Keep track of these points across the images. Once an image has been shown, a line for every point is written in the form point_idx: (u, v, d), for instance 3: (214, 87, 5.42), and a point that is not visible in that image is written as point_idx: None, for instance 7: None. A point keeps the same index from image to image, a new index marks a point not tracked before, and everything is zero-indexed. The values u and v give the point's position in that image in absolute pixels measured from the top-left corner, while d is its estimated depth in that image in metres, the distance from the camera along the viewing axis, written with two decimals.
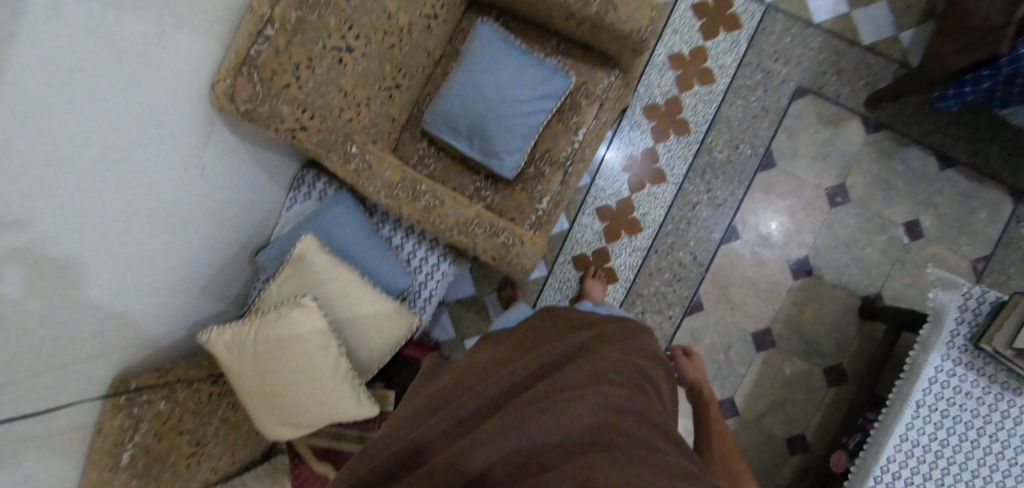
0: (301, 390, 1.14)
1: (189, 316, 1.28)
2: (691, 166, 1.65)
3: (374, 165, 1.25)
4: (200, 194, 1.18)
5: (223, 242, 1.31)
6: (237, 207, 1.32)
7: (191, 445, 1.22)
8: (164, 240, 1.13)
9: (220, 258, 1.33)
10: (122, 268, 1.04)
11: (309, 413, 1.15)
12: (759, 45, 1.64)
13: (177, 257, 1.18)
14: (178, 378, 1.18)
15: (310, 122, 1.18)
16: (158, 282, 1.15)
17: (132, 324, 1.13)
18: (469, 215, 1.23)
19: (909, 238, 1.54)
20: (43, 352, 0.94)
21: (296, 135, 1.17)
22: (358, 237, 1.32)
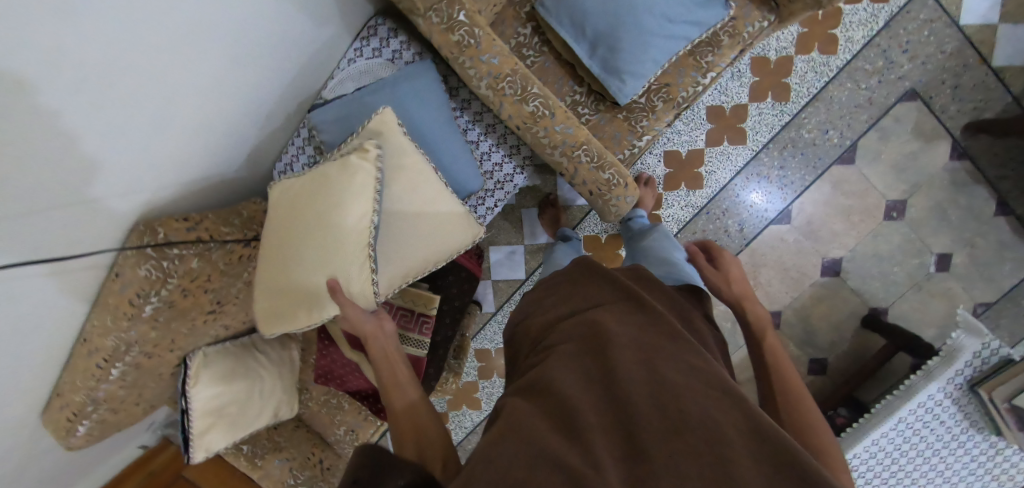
0: (330, 263, 0.93)
1: (221, 161, 1.09)
2: (775, 137, 1.55)
3: (483, 46, 1.02)
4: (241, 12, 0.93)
5: (269, 89, 1.10)
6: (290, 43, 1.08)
7: (212, 304, 1.12)
8: (217, 68, 0.94)
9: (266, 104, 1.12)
10: (167, 84, 0.86)
11: (313, 278, 0.95)
12: (896, 29, 1.49)
13: (228, 93, 1.00)
14: (212, 237, 1.04)
15: None
16: (202, 118, 0.97)
17: (154, 162, 0.92)
18: (579, 138, 1.04)
19: (935, 268, 1.61)
20: (46, 183, 0.75)
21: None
22: (437, 124, 1.11)
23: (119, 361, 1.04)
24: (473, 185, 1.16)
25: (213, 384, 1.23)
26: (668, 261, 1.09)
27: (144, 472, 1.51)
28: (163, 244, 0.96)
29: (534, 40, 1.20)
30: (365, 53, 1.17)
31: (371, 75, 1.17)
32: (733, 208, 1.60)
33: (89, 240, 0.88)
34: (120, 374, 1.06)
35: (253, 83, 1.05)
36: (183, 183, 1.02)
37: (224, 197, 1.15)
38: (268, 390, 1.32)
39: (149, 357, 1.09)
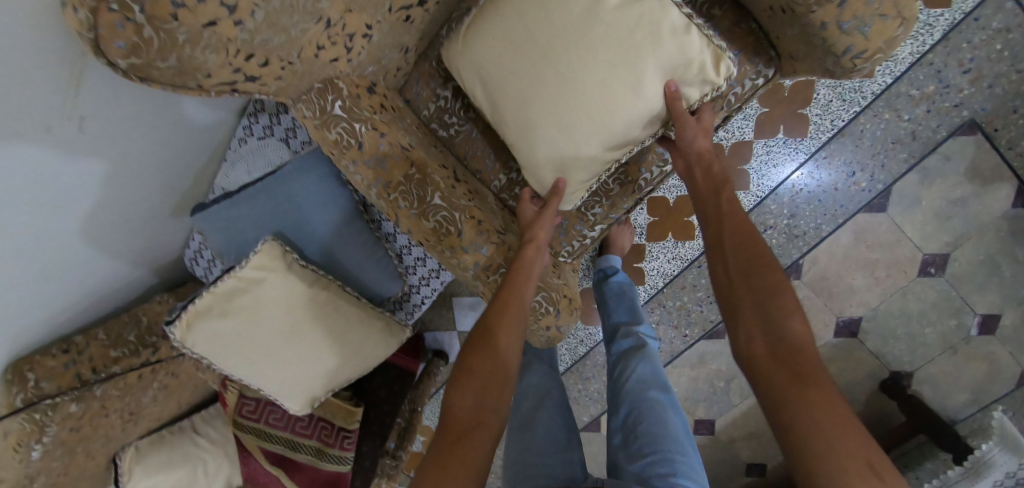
0: (550, 133, 0.74)
1: (105, 279, 0.98)
2: (785, 180, 1.28)
3: (367, 147, 0.81)
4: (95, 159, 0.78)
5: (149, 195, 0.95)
6: (168, 147, 0.91)
7: (121, 418, 1.05)
8: (58, 218, 0.80)
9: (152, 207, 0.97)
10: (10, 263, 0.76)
11: (580, 118, 0.72)
12: (956, 42, 1.14)
13: (82, 229, 0.86)
14: (96, 371, 0.95)
15: (264, 69, 0.70)
16: (51, 263, 0.84)
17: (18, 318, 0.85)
18: (495, 260, 0.85)
19: (977, 330, 1.34)
20: None
21: (238, 88, 0.70)
22: (338, 227, 0.95)
23: None
24: (393, 284, 1.01)
25: (146, 477, 1.18)
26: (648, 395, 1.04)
27: None
28: (34, 401, 0.89)
29: (457, 104, 0.97)
30: (256, 132, 0.99)
31: (263, 158, 0.99)
32: None
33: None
34: None
35: (121, 206, 0.90)
36: (50, 319, 0.92)
37: (114, 302, 1.05)
38: (212, 471, 1.27)
39: (63, 474, 1.04)
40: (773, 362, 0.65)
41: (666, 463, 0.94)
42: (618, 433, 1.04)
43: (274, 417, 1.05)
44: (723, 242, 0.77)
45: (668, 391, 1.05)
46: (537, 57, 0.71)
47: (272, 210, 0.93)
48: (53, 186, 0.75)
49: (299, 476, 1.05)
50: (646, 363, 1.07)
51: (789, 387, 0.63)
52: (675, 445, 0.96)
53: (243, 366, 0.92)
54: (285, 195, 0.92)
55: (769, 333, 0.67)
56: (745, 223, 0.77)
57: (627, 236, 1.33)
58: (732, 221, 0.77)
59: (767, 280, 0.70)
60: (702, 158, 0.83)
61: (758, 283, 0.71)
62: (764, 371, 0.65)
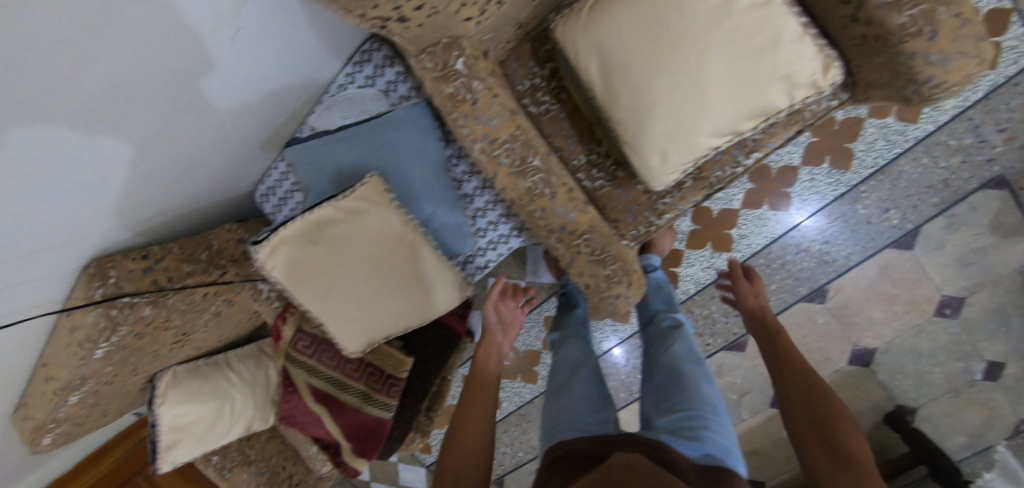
0: (659, 109, 0.80)
1: (192, 196, 1.03)
2: (823, 209, 1.37)
3: (480, 104, 0.88)
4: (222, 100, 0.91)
5: (242, 122, 0.99)
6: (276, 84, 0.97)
7: (176, 335, 1.08)
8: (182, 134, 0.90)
9: (247, 134, 1.03)
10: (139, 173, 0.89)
11: (691, 104, 0.79)
12: (996, 102, 1.25)
13: (177, 139, 0.90)
14: (171, 282, 0.99)
15: (413, 14, 0.76)
16: (142, 163, 0.88)
17: (124, 217, 0.93)
18: (580, 226, 0.91)
19: (982, 376, 1.42)
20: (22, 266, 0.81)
21: (388, 25, 0.76)
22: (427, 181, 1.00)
23: (75, 390, 1.00)
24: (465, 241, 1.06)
25: (180, 403, 1.21)
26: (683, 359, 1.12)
27: (135, 437, 1.56)
28: (113, 296, 0.92)
29: (550, 84, 1.04)
30: (358, 80, 1.05)
31: (361, 105, 1.05)
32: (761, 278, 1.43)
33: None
34: (79, 398, 1.03)
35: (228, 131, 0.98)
36: (127, 223, 0.95)
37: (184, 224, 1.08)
38: (238, 411, 1.27)
39: (108, 383, 1.05)
40: (833, 467, 0.84)
41: (697, 418, 1.01)
42: (651, 397, 1.12)
43: (326, 355, 1.09)
44: (784, 374, 0.97)
45: (700, 364, 1.12)
46: (666, 50, 0.78)
47: (369, 154, 0.98)
48: (161, 85, 0.80)
49: (341, 417, 1.09)
50: (680, 341, 1.15)
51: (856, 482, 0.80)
52: (706, 406, 1.03)
53: (317, 300, 0.95)
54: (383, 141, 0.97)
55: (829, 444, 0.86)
56: (794, 356, 1.00)
57: (669, 240, 1.40)
58: (784, 354, 1.00)
59: (828, 411, 0.89)
60: (753, 314, 1.11)
61: (814, 413, 0.90)
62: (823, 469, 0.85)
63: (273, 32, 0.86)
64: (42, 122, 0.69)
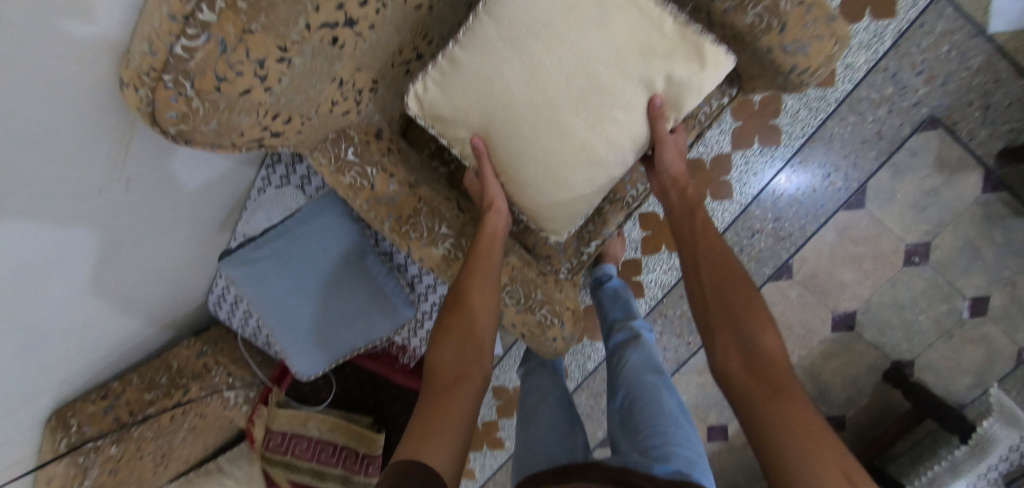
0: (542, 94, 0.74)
1: (150, 325, 1.09)
2: (765, 189, 1.36)
3: (379, 187, 0.93)
4: (166, 257, 1.01)
5: (171, 270, 1.05)
6: (203, 210, 1.04)
7: (155, 462, 1.11)
8: (137, 296, 1.00)
9: (186, 260, 1.08)
10: (101, 340, 0.98)
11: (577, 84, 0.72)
12: (905, 48, 1.24)
13: (118, 313, 0.98)
14: (133, 417, 1.03)
15: (284, 126, 0.82)
16: (58, 350, 0.89)
17: (86, 372, 1.00)
18: (502, 278, 0.94)
19: (969, 313, 1.39)
20: None
21: (264, 142, 0.83)
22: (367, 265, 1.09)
23: None
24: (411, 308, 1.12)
25: None
26: (653, 372, 1.10)
27: None
28: (78, 444, 0.96)
29: None
30: (274, 181, 1.11)
31: (281, 203, 1.12)
32: None
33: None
34: None
35: (173, 277, 1.07)
36: (86, 371, 0.99)
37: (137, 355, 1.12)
38: None
39: None
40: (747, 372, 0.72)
41: (659, 435, 0.97)
42: (617, 414, 1.10)
43: (299, 448, 1.11)
44: (701, 268, 0.84)
45: (663, 375, 1.10)
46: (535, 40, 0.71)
47: (305, 253, 1.05)
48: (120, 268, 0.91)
49: None
50: (639, 352, 1.14)
51: (763, 399, 0.68)
52: (669, 421, 1.00)
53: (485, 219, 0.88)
54: (318, 236, 1.05)
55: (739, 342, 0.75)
56: (722, 251, 0.85)
57: (620, 246, 1.40)
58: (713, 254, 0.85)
59: (741, 302, 0.78)
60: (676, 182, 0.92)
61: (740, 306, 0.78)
62: (742, 390, 0.71)
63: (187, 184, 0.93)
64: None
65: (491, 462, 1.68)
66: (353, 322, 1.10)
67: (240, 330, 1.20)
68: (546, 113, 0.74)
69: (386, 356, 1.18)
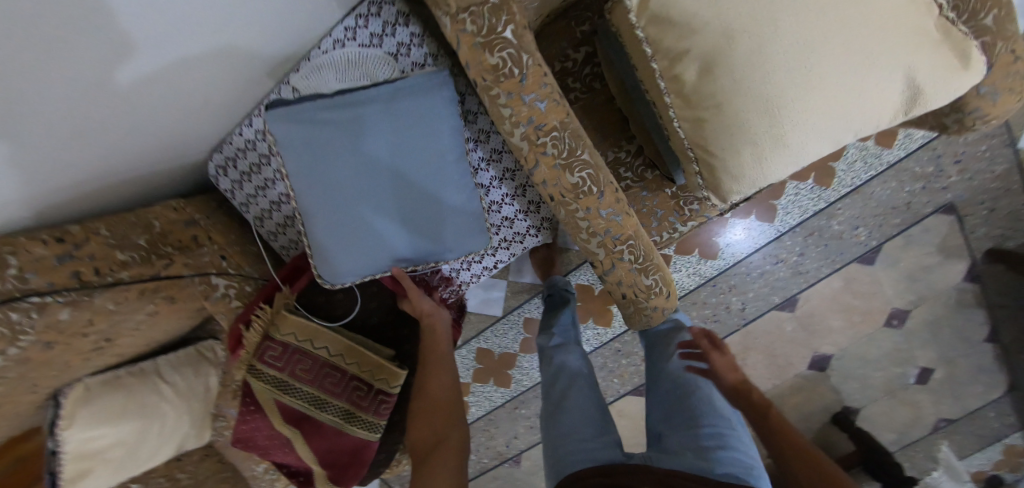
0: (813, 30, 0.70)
1: (141, 163, 0.87)
2: (802, 223, 1.42)
3: (529, 82, 0.80)
4: (185, 94, 0.81)
5: (192, 102, 0.83)
6: (257, 31, 0.80)
7: (96, 343, 0.84)
8: (138, 133, 0.81)
9: (212, 93, 0.85)
10: (82, 171, 0.79)
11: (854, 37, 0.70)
12: (955, 136, 1.37)
13: (106, 145, 0.78)
14: (101, 273, 0.79)
15: None
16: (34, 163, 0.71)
17: (60, 198, 0.79)
18: (626, 230, 0.88)
19: (914, 380, 1.57)
20: None
21: None
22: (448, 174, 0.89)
23: None
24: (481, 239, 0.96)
25: (93, 426, 0.93)
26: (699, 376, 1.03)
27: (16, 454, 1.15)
28: (15, 296, 0.70)
29: (583, 69, 1.01)
30: (359, 38, 0.88)
31: (364, 69, 0.91)
32: (740, 286, 1.47)
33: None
34: None
35: (188, 113, 0.85)
36: (53, 193, 0.77)
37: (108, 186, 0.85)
38: (169, 429, 1.03)
39: None
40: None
41: (716, 437, 0.96)
42: (659, 407, 1.06)
43: (300, 368, 0.92)
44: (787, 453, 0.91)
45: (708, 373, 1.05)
46: None
47: (384, 134, 0.84)
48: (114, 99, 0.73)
49: (316, 440, 0.94)
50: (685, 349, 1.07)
51: None
52: (723, 421, 0.98)
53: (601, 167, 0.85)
54: (407, 118, 0.84)
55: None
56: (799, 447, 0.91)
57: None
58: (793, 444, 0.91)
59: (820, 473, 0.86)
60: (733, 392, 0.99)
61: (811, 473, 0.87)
62: None
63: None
64: None
65: None
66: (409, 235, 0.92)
67: (248, 206, 1.00)
68: (812, 57, 0.70)
69: (424, 285, 1.04)
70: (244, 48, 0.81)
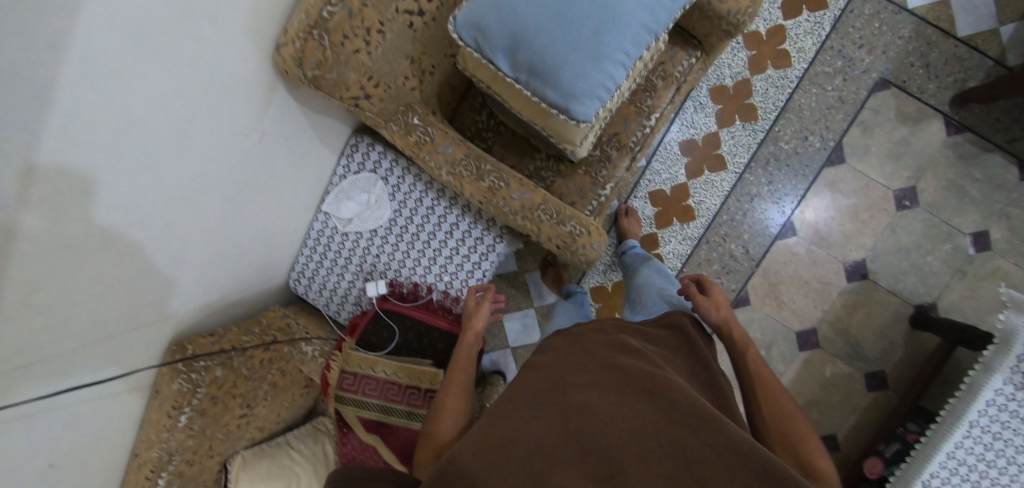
0: None
1: (247, 295, 1.30)
2: (754, 156, 1.56)
3: (439, 140, 1.14)
4: (268, 180, 1.16)
5: (261, 241, 1.24)
6: (283, 193, 1.23)
7: (242, 408, 1.24)
8: (249, 215, 1.16)
9: (280, 238, 1.30)
10: (204, 270, 1.12)
11: None
12: (844, 28, 1.50)
13: (237, 228, 1.15)
14: (233, 346, 1.17)
15: (375, 91, 1.07)
16: (182, 301, 1.10)
17: (200, 320, 1.18)
18: (536, 201, 1.11)
19: (975, 249, 1.50)
20: (110, 344, 0.95)
21: (359, 103, 1.07)
22: None
23: (163, 471, 1.13)
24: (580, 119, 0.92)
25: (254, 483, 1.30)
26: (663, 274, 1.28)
27: None
28: (192, 361, 1.09)
29: (489, 122, 1.31)
30: (353, 168, 1.32)
31: (356, 185, 1.32)
32: (732, 232, 1.58)
33: (102, 361, 0.95)
34: (166, 483, 1.15)
35: (264, 249, 1.27)
36: (190, 326, 1.15)
37: (230, 317, 1.28)
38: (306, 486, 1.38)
39: (189, 463, 1.20)
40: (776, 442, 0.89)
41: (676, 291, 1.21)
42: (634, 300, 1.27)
43: (370, 387, 1.23)
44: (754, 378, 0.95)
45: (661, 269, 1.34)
46: None
47: None
48: (232, 164, 1.04)
49: (393, 439, 1.22)
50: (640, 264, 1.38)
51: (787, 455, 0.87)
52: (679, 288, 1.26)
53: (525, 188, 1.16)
54: None
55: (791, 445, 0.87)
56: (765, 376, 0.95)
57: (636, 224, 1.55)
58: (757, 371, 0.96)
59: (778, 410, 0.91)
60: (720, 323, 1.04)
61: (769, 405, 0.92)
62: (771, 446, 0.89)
63: (274, 160, 1.14)
64: (105, 323, 0.93)
65: None
66: (541, 40, 0.86)
67: (319, 304, 1.41)
68: None
69: (442, 309, 1.33)
70: (287, 198, 1.24)
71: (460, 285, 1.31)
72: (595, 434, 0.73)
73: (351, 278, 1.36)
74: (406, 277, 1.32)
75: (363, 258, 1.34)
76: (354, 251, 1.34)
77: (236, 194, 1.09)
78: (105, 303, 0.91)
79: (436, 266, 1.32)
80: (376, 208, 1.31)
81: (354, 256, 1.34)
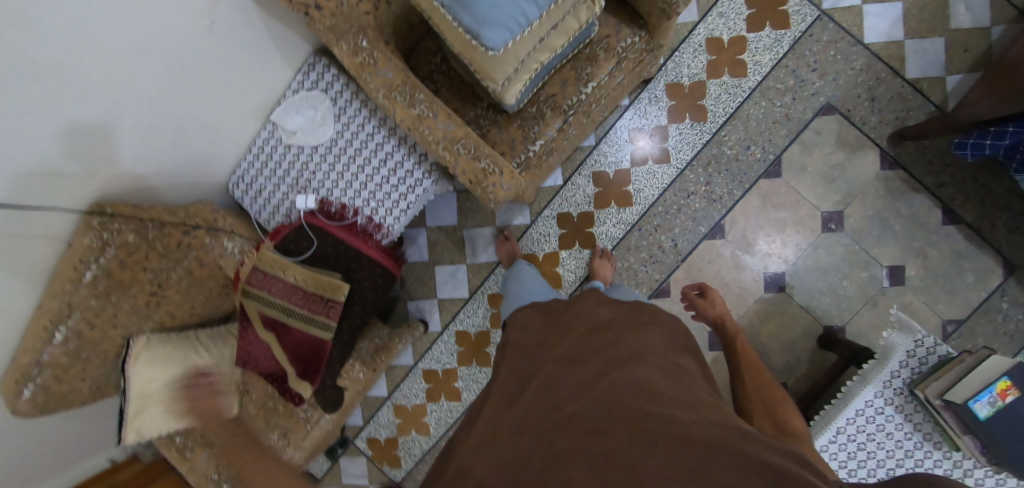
0: None
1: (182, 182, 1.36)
2: (697, 155, 1.62)
3: (381, 64, 1.19)
4: (217, 72, 1.23)
5: (204, 131, 1.30)
6: (232, 91, 1.29)
7: (153, 286, 1.29)
8: (193, 102, 1.23)
9: (224, 136, 1.37)
10: (137, 142, 1.18)
11: None
12: (801, 50, 1.57)
13: (178, 111, 1.21)
14: (152, 219, 1.22)
15: (326, 3, 1.14)
16: (112, 165, 1.16)
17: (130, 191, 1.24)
18: (457, 134, 1.17)
19: (889, 282, 1.55)
20: (31, 182, 1.01)
21: (309, 12, 1.15)
22: None
23: (62, 325, 1.17)
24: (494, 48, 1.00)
25: (152, 365, 1.35)
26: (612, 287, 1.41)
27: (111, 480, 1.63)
28: (107, 222, 1.14)
29: (442, 65, 1.37)
30: (306, 85, 1.38)
31: (306, 102, 1.37)
32: (664, 224, 1.63)
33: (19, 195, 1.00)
34: (64, 338, 1.19)
35: (206, 141, 1.33)
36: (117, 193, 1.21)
37: (160, 200, 1.34)
38: None
39: (90, 326, 1.23)
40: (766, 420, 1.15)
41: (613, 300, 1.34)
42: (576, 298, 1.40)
43: (275, 288, 1.28)
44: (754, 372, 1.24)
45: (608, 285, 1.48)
46: None
47: None
48: (177, 44, 1.11)
49: (287, 338, 1.28)
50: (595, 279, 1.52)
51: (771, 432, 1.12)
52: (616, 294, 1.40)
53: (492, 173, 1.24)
54: None
55: (775, 423, 1.14)
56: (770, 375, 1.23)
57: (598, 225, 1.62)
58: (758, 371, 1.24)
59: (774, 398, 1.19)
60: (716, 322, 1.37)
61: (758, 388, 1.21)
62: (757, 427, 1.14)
63: (224, 53, 1.21)
64: (32, 158, 0.99)
65: (447, 415, 1.77)
66: None
67: (253, 210, 1.48)
68: None
69: (363, 232, 1.39)
70: (236, 95, 1.31)
71: (384, 213, 1.37)
72: (584, 419, 0.78)
73: (285, 190, 1.42)
74: (337, 197, 1.38)
75: (300, 172, 1.40)
76: (293, 164, 1.40)
77: (181, 76, 1.16)
78: (30, 139, 0.97)
79: (366, 192, 1.37)
80: (320, 126, 1.36)
81: (292, 170, 1.40)
